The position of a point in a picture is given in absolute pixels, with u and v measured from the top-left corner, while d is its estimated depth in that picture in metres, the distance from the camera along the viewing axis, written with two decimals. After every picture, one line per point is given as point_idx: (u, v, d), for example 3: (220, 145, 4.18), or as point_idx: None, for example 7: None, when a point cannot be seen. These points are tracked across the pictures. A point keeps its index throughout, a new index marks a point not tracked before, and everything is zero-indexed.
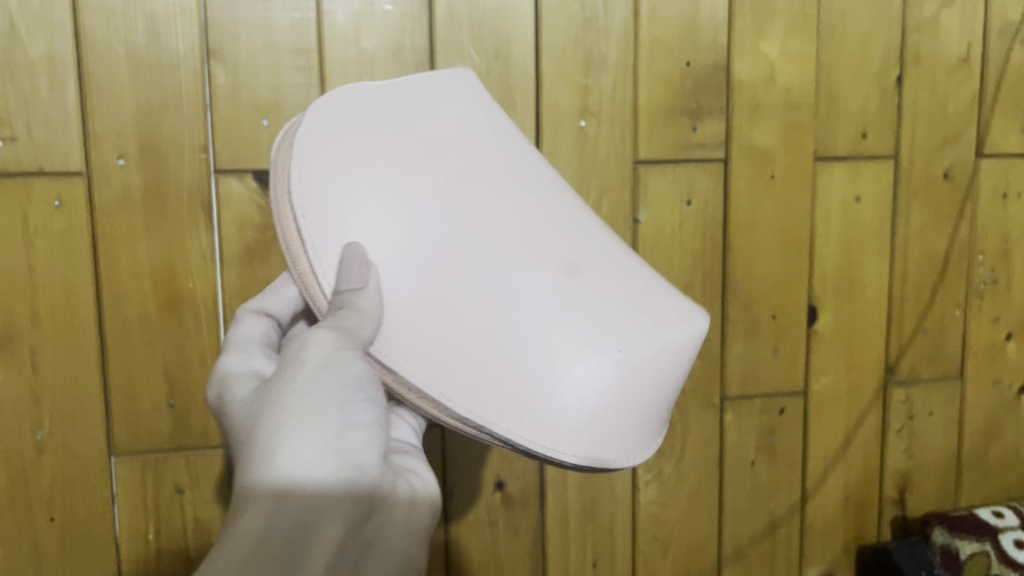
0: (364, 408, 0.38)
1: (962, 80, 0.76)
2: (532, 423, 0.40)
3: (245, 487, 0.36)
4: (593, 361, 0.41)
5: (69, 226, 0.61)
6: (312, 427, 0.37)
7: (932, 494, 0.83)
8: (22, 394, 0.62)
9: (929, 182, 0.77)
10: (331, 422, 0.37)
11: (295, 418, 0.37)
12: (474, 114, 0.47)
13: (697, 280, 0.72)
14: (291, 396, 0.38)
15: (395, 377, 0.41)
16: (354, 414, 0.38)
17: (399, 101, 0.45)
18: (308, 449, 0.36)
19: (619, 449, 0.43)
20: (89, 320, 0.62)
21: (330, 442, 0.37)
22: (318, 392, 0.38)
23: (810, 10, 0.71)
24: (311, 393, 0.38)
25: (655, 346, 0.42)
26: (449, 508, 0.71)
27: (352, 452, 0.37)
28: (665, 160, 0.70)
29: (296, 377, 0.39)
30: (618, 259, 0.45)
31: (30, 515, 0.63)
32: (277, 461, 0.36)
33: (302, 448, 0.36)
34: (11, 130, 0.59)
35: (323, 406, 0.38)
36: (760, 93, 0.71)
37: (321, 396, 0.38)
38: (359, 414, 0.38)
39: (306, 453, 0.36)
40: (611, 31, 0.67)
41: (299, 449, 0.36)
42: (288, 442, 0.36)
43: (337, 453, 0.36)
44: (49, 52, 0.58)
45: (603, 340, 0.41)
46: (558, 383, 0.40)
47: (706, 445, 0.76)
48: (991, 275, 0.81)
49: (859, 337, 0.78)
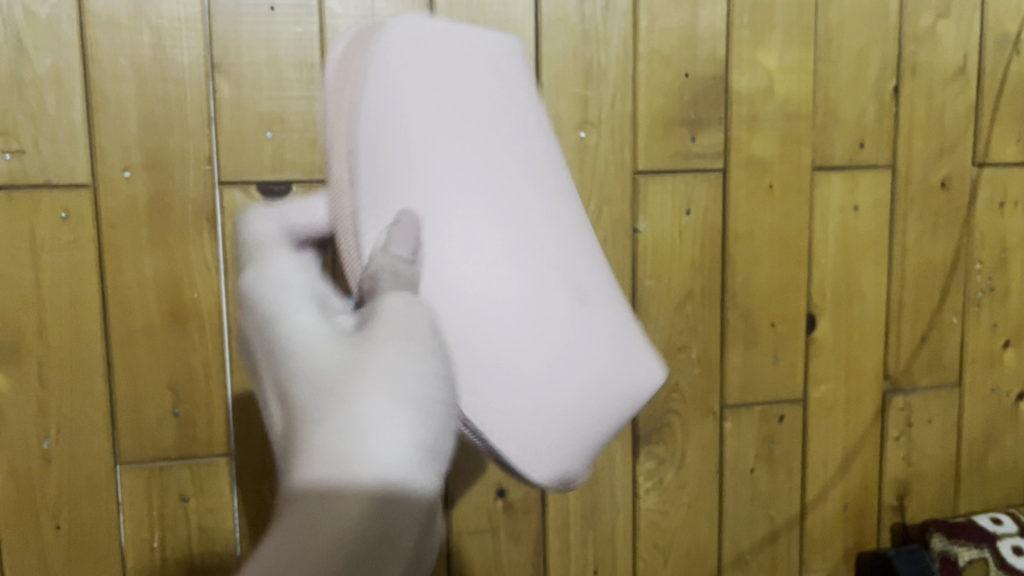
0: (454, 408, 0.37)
1: (959, 90, 0.77)
2: (516, 439, 0.41)
3: (343, 458, 0.33)
4: (580, 391, 0.43)
5: (75, 238, 0.61)
6: (396, 407, 0.34)
7: (931, 501, 0.84)
8: (28, 405, 0.62)
9: (927, 191, 0.78)
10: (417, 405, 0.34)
11: (379, 397, 0.34)
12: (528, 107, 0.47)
13: (696, 289, 0.73)
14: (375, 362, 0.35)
15: None
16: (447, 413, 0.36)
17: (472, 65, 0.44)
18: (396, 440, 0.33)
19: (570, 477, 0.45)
20: (95, 331, 0.63)
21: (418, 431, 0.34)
22: (428, 376, 0.35)
23: (807, 22, 0.72)
24: (422, 374, 0.35)
25: (630, 395, 0.45)
26: (451, 517, 0.72)
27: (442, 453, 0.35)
28: (665, 171, 0.71)
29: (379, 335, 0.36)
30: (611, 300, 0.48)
31: (37, 524, 0.64)
32: (389, 447, 0.33)
33: (390, 440, 0.33)
34: (18, 144, 0.59)
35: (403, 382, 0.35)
36: (758, 104, 0.72)
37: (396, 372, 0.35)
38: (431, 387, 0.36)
39: (414, 447, 0.34)
40: (610, 43, 0.67)
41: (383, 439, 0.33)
42: (374, 427, 0.33)
43: (429, 440, 0.34)
44: (55, 66, 0.59)
45: (592, 367, 0.43)
46: (547, 405, 0.42)
47: (706, 453, 0.76)
48: (988, 283, 0.81)
49: (858, 346, 0.79)
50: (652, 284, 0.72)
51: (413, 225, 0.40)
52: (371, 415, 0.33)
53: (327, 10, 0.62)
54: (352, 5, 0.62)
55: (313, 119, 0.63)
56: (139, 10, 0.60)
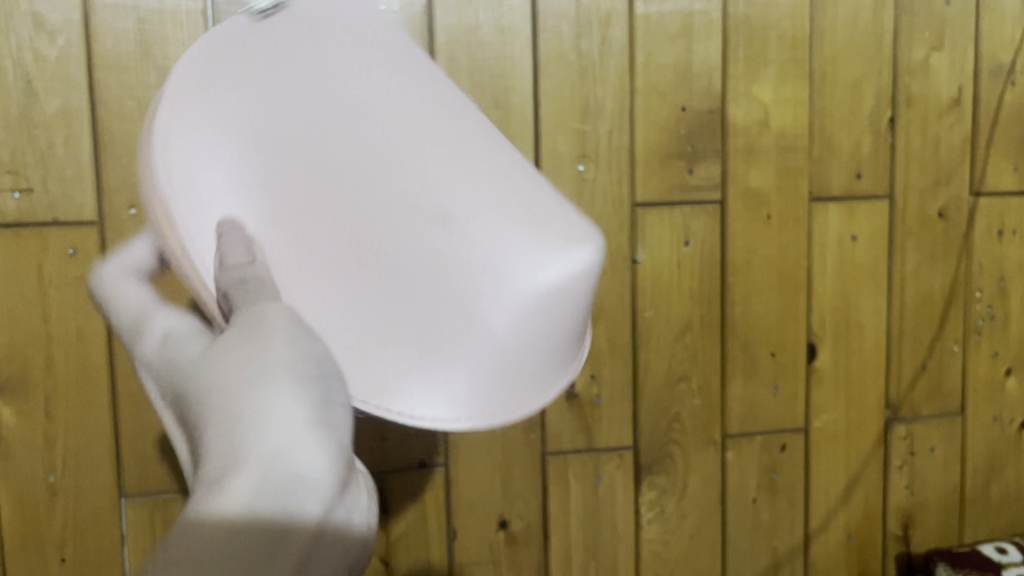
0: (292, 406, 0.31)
1: (954, 121, 0.78)
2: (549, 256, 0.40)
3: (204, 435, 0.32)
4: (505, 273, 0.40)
5: (82, 274, 0.63)
6: (280, 398, 0.31)
7: (935, 530, 0.84)
8: (36, 439, 0.63)
9: (924, 221, 0.78)
10: (311, 397, 0.32)
11: (263, 402, 0.31)
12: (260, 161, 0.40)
13: (695, 319, 0.74)
14: (265, 366, 0.32)
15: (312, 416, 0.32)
16: (277, 412, 0.31)
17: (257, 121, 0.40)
18: (308, 448, 0.31)
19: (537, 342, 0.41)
20: (102, 365, 0.64)
21: (331, 437, 0.32)
22: (294, 365, 0.33)
23: (801, 55, 0.73)
24: (281, 364, 0.33)
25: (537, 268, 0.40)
26: (453, 548, 0.72)
27: (282, 431, 0.30)
28: (663, 204, 0.72)
29: (264, 351, 0.33)
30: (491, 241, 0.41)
31: (43, 557, 0.64)
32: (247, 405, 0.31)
33: (300, 447, 0.30)
34: (28, 183, 0.61)
35: (299, 373, 0.33)
36: (754, 137, 0.73)
37: (311, 369, 0.33)
38: (338, 392, 0.34)
39: (253, 411, 0.31)
40: (607, 80, 0.69)
41: (297, 443, 0.30)
42: (280, 426, 0.31)
43: (248, 420, 0.31)
44: (64, 107, 0.61)
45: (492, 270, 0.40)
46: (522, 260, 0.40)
47: (708, 483, 0.77)
48: (989, 312, 0.82)
49: (858, 373, 0.79)
50: (652, 315, 0.73)
51: (239, 233, 0.38)
52: (271, 420, 0.31)
53: None
54: None
55: None
56: (145, 52, 0.61)
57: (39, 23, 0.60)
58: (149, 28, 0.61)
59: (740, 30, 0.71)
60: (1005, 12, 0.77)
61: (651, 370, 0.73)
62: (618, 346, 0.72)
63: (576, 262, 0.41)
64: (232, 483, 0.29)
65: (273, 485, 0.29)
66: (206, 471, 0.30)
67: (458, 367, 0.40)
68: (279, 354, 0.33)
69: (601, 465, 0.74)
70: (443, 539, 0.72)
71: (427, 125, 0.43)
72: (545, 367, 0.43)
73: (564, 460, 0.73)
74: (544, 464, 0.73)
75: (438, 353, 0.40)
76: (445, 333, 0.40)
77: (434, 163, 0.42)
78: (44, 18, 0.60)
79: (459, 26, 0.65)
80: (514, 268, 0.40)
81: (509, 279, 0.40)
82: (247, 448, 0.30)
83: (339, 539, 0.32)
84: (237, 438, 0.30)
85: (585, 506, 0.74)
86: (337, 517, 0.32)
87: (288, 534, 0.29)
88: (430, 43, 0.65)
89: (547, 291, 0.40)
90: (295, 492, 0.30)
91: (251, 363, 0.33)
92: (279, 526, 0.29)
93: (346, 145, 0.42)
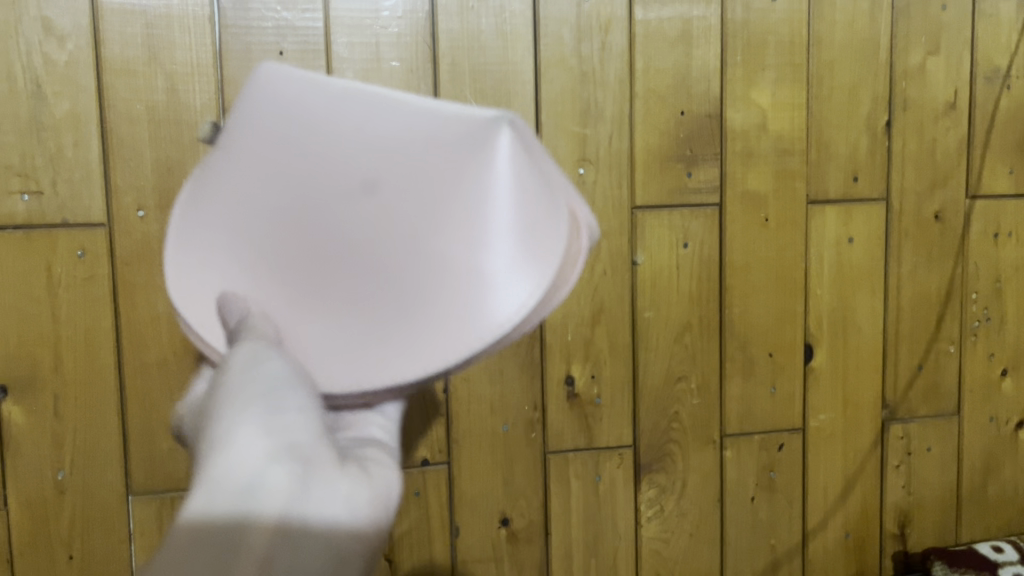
0: (244, 423, 0.33)
1: (950, 125, 0.79)
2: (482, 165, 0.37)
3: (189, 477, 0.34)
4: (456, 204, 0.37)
5: (91, 275, 0.64)
6: (226, 423, 0.33)
7: (932, 529, 0.84)
8: (44, 437, 0.64)
9: (920, 224, 0.79)
10: (264, 413, 0.34)
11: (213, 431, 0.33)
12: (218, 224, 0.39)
13: (694, 320, 0.75)
14: (222, 399, 0.34)
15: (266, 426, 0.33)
16: (230, 432, 0.33)
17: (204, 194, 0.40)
18: (252, 458, 0.32)
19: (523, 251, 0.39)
20: (109, 365, 0.65)
21: (283, 443, 0.33)
22: (248, 384, 0.35)
23: (799, 60, 0.74)
24: (240, 387, 0.35)
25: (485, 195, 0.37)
26: (455, 546, 0.73)
27: (234, 446, 0.32)
28: (662, 206, 0.73)
29: (222, 387, 0.35)
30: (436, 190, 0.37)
31: (51, 553, 0.66)
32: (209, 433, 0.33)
33: (244, 461, 0.32)
34: (37, 185, 0.62)
35: (254, 395, 0.34)
36: (752, 141, 0.74)
37: (263, 387, 0.35)
38: (297, 401, 0.35)
39: (211, 439, 0.33)
40: (607, 84, 0.70)
41: (241, 458, 0.32)
42: (223, 449, 0.32)
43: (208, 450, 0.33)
44: (73, 111, 0.62)
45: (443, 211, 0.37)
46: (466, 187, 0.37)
47: (706, 482, 0.78)
48: (984, 313, 0.83)
49: (855, 373, 0.80)
50: (651, 316, 0.74)
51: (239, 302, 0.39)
52: (219, 445, 0.32)
53: (334, 54, 0.65)
54: (357, 49, 0.65)
55: None
56: (153, 56, 0.62)
57: (49, 27, 0.61)
58: (157, 33, 0.62)
59: (739, 35, 0.72)
60: (1001, 17, 0.78)
61: (650, 370, 0.74)
62: (618, 346, 0.73)
63: (507, 139, 0.37)
64: (184, 515, 0.31)
65: (218, 498, 0.31)
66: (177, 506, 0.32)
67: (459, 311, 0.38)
68: (234, 381, 0.35)
69: (601, 464, 0.75)
70: (445, 537, 0.73)
71: (311, 85, 0.37)
72: (539, 227, 0.39)
73: (565, 460, 0.74)
74: (545, 463, 0.74)
75: (427, 319, 0.38)
76: (436, 290, 0.37)
77: (336, 126, 0.37)
78: (53, 22, 0.61)
79: (461, 32, 0.66)
80: (462, 193, 0.37)
81: (461, 206, 0.37)
82: (199, 476, 0.32)
83: (320, 531, 0.32)
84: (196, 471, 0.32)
85: (586, 504, 0.75)
86: (313, 509, 0.32)
87: (245, 534, 0.30)
88: (433, 47, 0.66)
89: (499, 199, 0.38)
90: (246, 499, 0.31)
91: (212, 405, 0.35)
92: (231, 531, 0.30)
93: (264, 157, 0.38)
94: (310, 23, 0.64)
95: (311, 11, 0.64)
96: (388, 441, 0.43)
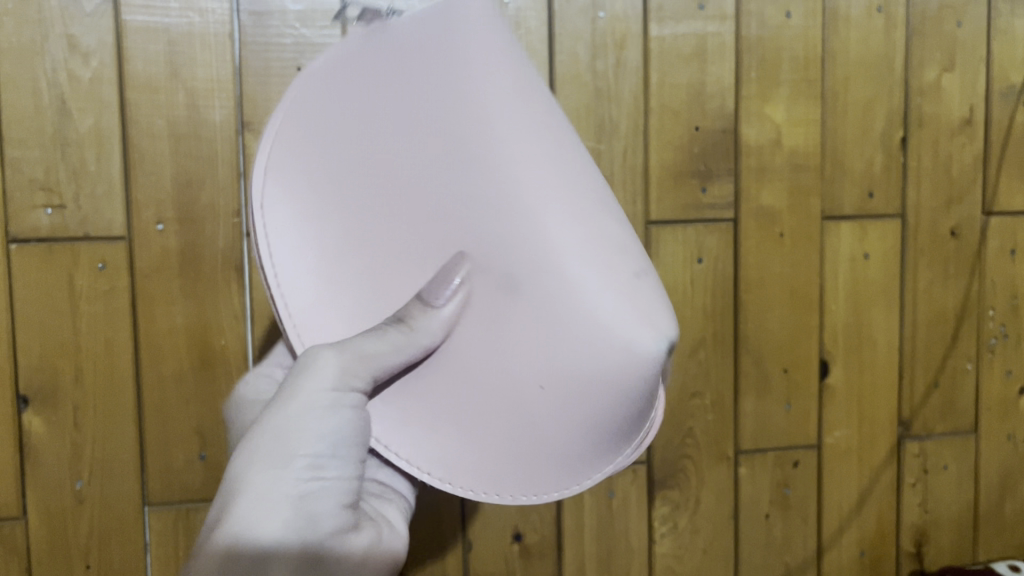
0: (297, 467, 0.42)
1: (965, 141, 0.79)
2: (623, 351, 0.39)
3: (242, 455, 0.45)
4: (599, 379, 0.39)
5: (110, 287, 0.64)
6: (266, 478, 0.41)
7: (949, 548, 0.84)
8: (64, 448, 0.65)
9: (936, 239, 0.79)
10: (296, 469, 0.42)
11: (253, 477, 0.41)
12: (347, 184, 0.43)
13: (708, 334, 0.75)
14: (270, 441, 0.42)
15: (303, 474, 0.42)
16: (279, 482, 0.41)
17: (352, 146, 0.43)
18: (283, 514, 0.41)
19: (621, 431, 0.42)
20: (128, 377, 0.65)
21: (303, 513, 0.41)
22: (296, 436, 0.42)
23: (813, 76, 0.74)
24: (293, 432, 0.42)
25: (621, 380, 0.39)
26: (469, 560, 0.73)
27: (274, 497, 0.41)
28: (677, 222, 0.73)
29: (281, 408, 0.42)
30: (593, 360, 0.39)
31: (68, 563, 0.66)
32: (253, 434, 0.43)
33: (276, 515, 0.40)
34: (60, 199, 0.63)
35: (300, 449, 0.42)
36: (766, 156, 0.74)
37: (311, 444, 0.42)
38: (341, 464, 0.43)
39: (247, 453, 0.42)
40: (622, 100, 0.70)
41: (272, 511, 0.40)
42: (261, 497, 0.41)
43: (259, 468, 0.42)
44: (96, 126, 0.63)
45: (593, 384, 0.40)
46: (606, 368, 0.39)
47: (721, 498, 0.77)
48: (1001, 330, 0.82)
49: (870, 390, 0.80)
50: None
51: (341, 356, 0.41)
52: (247, 492, 0.41)
53: None
54: None
55: None
56: (175, 73, 0.63)
57: (74, 44, 0.62)
58: (178, 50, 0.63)
59: (753, 51, 0.72)
60: (1017, 33, 0.78)
61: None
62: None
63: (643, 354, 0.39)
64: (218, 537, 0.40)
65: (246, 541, 0.40)
66: (211, 522, 0.41)
67: (546, 430, 0.41)
68: (283, 427, 0.42)
69: (614, 479, 0.75)
70: (457, 550, 0.73)
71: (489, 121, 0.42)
72: (638, 410, 0.42)
73: None
74: None
75: (517, 451, 0.42)
76: (563, 440, 0.42)
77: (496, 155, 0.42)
78: (78, 40, 0.62)
79: None
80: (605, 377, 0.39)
81: (600, 390, 0.40)
82: (229, 518, 0.40)
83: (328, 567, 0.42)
84: (226, 504, 0.41)
85: (598, 520, 0.75)
86: (326, 553, 0.42)
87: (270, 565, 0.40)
88: None
89: (633, 384, 0.40)
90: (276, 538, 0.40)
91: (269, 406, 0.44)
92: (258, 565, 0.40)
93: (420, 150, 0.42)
94: (327, 40, 0.65)
95: (329, 28, 0.65)
96: (403, 517, 0.51)
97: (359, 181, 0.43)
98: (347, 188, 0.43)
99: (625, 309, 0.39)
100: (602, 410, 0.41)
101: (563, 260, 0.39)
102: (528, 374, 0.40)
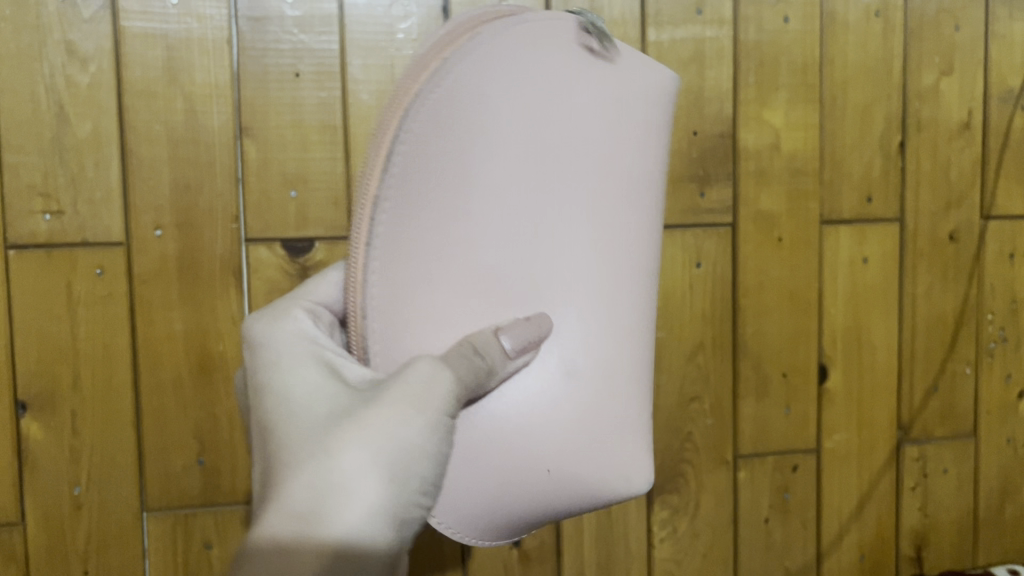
0: (404, 488, 0.36)
1: (964, 145, 0.79)
2: (625, 481, 0.43)
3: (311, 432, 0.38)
4: (597, 485, 0.43)
5: (109, 293, 0.64)
6: (377, 492, 0.35)
7: (949, 552, 0.84)
8: (63, 453, 0.65)
9: (936, 243, 0.79)
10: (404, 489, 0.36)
11: (354, 484, 0.35)
12: (501, 177, 0.42)
13: (708, 339, 0.75)
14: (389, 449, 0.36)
15: (407, 498, 0.36)
16: (386, 500, 0.35)
17: (527, 147, 0.43)
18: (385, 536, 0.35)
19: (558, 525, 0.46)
20: (126, 382, 0.65)
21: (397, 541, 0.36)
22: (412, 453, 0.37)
23: (811, 81, 0.74)
24: (410, 446, 0.37)
25: (606, 496, 0.43)
26: (468, 565, 0.73)
27: (378, 516, 0.35)
28: (675, 226, 0.73)
29: (407, 413, 0.37)
30: (599, 469, 0.43)
31: (66, 568, 0.66)
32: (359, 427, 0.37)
33: (379, 536, 0.35)
34: (59, 205, 0.63)
35: (414, 469, 0.37)
36: (765, 161, 0.74)
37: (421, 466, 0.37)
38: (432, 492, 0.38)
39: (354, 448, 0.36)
40: None
41: (377, 530, 0.35)
42: (369, 512, 0.35)
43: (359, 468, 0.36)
44: (94, 132, 0.63)
45: (589, 488, 0.43)
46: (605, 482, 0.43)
47: (720, 502, 0.77)
48: (1000, 333, 0.82)
49: (870, 394, 0.80)
50: (665, 335, 0.74)
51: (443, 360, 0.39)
52: (352, 502, 0.35)
53: (348, 75, 0.65)
54: (372, 71, 0.66)
55: (335, 179, 0.66)
56: (174, 79, 0.63)
57: (73, 51, 0.62)
58: (177, 55, 0.63)
59: (751, 56, 0.72)
60: (1015, 37, 0.78)
61: (663, 390, 0.74)
62: None
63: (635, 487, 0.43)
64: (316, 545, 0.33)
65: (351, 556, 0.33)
66: (299, 517, 0.34)
67: (524, 509, 0.42)
68: (403, 436, 0.37)
69: None
70: (456, 556, 0.73)
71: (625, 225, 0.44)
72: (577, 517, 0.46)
73: None
74: None
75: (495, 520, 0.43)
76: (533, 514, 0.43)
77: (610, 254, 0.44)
78: (76, 46, 0.62)
79: None
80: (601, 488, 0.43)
81: (590, 499, 0.43)
82: (332, 523, 0.34)
83: None
84: (321, 500, 0.34)
85: (598, 524, 0.75)
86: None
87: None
88: None
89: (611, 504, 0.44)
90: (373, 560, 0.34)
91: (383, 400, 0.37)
92: None
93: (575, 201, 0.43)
94: (326, 46, 0.65)
95: (328, 34, 0.65)
96: None
97: (512, 184, 0.42)
98: (494, 183, 0.42)
99: (624, 449, 0.44)
100: (572, 509, 0.43)
101: (596, 386, 0.43)
102: (547, 456, 0.42)
